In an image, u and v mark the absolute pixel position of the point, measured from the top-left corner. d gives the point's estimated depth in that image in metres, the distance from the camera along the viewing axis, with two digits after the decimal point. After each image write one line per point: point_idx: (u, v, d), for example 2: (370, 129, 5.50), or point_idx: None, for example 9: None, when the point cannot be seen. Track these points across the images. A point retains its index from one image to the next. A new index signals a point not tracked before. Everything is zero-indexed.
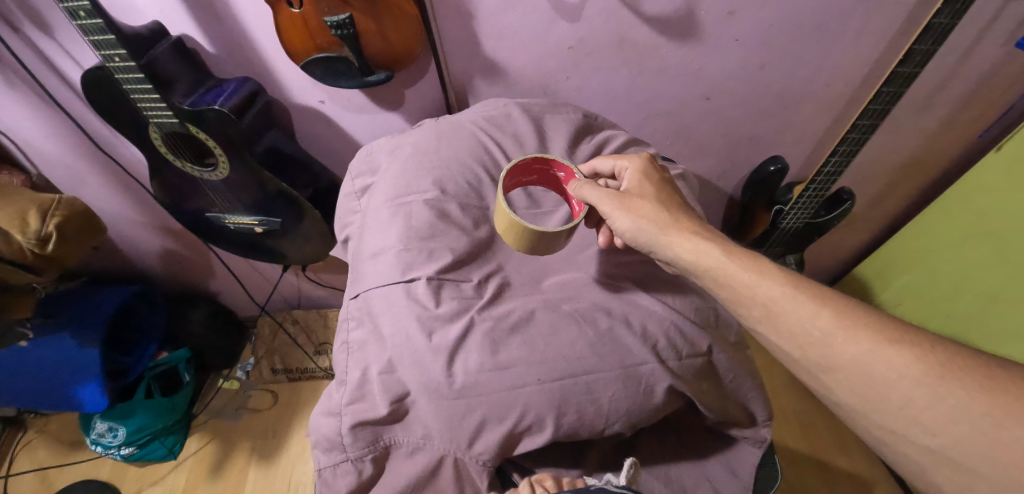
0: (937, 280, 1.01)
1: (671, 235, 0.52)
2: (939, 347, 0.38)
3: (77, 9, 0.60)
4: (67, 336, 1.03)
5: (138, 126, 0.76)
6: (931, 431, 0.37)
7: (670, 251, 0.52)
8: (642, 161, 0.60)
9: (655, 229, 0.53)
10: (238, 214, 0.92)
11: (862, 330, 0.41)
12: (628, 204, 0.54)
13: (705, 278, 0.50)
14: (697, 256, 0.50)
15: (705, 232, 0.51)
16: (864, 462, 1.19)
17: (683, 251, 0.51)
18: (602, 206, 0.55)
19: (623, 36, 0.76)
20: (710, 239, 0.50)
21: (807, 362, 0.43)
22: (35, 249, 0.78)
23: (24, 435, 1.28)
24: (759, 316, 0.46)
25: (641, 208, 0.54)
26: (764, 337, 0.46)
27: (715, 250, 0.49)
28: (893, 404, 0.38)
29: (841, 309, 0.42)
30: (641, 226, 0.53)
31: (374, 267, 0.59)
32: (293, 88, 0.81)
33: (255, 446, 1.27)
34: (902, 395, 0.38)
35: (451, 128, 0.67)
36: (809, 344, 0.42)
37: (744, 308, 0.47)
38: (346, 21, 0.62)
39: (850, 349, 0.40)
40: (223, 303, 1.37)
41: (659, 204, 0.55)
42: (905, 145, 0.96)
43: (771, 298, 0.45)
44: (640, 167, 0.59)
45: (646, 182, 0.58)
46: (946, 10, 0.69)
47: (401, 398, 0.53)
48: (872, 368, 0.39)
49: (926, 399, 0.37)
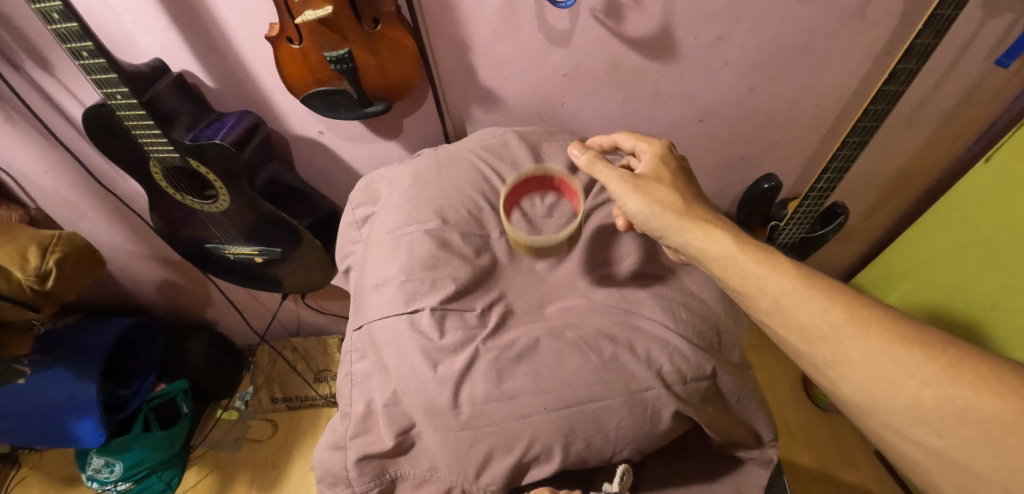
0: (929, 291, 1.02)
1: (684, 222, 0.53)
2: (952, 350, 0.38)
3: (80, 50, 0.61)
4: (63, 370, 1.02)
5: (139, 161, 0.77)
6: (937, 432, 0.37)
7: (681, 238, 0.53)
8: (661, 145, 0.61)
9: (668, 214, 0.54)
10: (238, 244, 0.93)
11: (873, 329, 0.41)
12: (644, 186, 0.56)
13: (714, 267, 0.51)
14: (708, 245, 0.51)
15: (718, 221, 0.52)
16: (872, 475, 1.18)
17: (693, 239, 0.52)
18: (611, 184, 0.58)
19: (615, 62, 0.77)
20: (722, 227, 0.51)
21: (815, 357, 0.43)
22: (35, 286, 0.78)
23: (18, 473, 1.25)
24: (768, 309, 0.46)
25: (655, 191, 0.56)
26: (773, 332, 0.47)
27: (726, 240, 0.50)
28: (900, 403, 0.38)
29: (853, 305, 0.43)
30: (653, 209, 0.55)
31: (377, 296, 0.59)
32: (293, 120, 0.82)
33: (255, 477, 1.25)
34: (910, 394, 0.38)
35: (450, 157, 0.68)
36: (818, 338, 0.43)
37: (753, 300, 0.48)
38: (345, 56, 0.63)
39: (860, 345, 0.41)
40: (222, 332, 1.36)
41: (675, 190, 0.56)
42: (895, 158, 0.98)
43: (781, 290, 0.45)
44: (658, 150, 0.61)
45: (664, 167, 0.59)
46: (928, 30, 0.71)
47: (406, 430, 0.54)
48: (881, 366, 0.40)
49: (934, 398, 0.37)
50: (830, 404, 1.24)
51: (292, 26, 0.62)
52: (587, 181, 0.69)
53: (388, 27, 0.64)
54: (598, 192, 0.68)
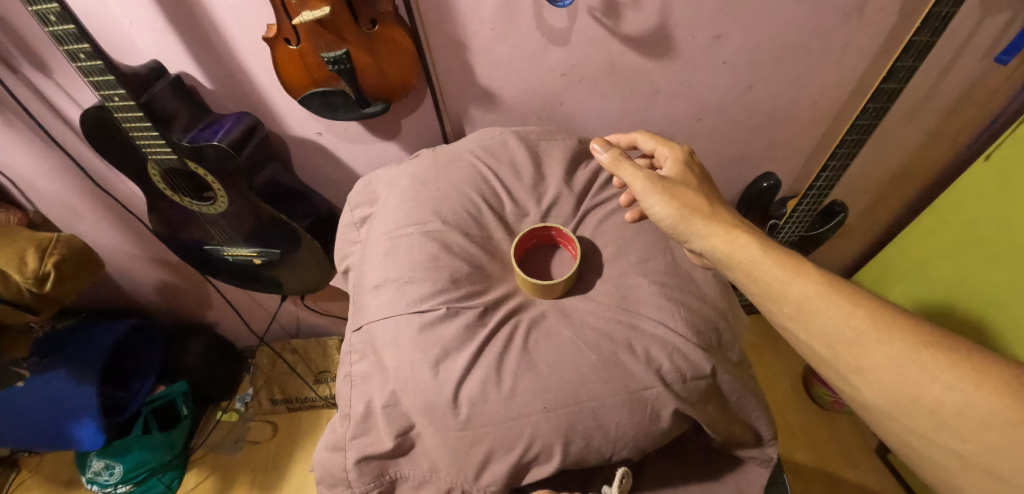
0: (929, 289, 1.02)
1: (711, 226, 0.52)
2: (975, 354, 0.39)
3: (77, 51, 0.60)
4: (62, 372, 1.02)
5: (137, 163, 0.77)
6: (962, 436, 0.37)
7: (707, 243, 0.52)
8: (682, 151, 0.61)
9: (694, 217, 0.53)
10: (236, 246, 0.93)
11: (896, 333, 0.41)
12: (673, 191, 0.55)
13: (739, 272, 0.50)
14: (733, 249, 0.50)
15: (744, 226, 0.52)
16: (873, 473, 1.18)
17: (719, 243, 0.51)
18: (636, 185, 0.56)
19: (614, 62, 0.77)
20: (748, 232, 0.51)
21: (837, 361, 0.43)
22: (33, 289, 0.78)
23: (18, 475, 1.25)
24: (790, 314, 0.46)
25: (684, 196, 0.55)
26: (793, 337, 0.47)
27: (752, 245, 0.50)
28: (924, 408, 0.39)
29: (875, 310, 0.43)
30: (680, 212, 0.54)
31: (376, 298, 0.59)
32: (291, 121, 0.82)
33: (256, 479, 1.25)
34: (934, 399, 0.38)
35: (449, 157, 0.68)
36: (840, 343, 0.43)
37: (775, 305, 0.47)
38: (343, 57, 0.62)
39: (883, 350, 0.41)
40: (221, 334, 1.36)
41: (702, 194, 0.55)
42: (894, 155, 0.98)
43: (804, 295, 0.45)
44: (680, 155, 0.61)
45: (687, 171, 0.59)
46: (926, 27, 0.71)
47: (405, 431, 0.54)
48: (905, 371, 0.40)
49: (958, 403, 0.37)
50: (831, 403, 1.23)
51: (290, 27, 0.61)
52: (584, 181, 0.68)
53: (386, 28, 0.63)
54: (597, 192, 0.67)
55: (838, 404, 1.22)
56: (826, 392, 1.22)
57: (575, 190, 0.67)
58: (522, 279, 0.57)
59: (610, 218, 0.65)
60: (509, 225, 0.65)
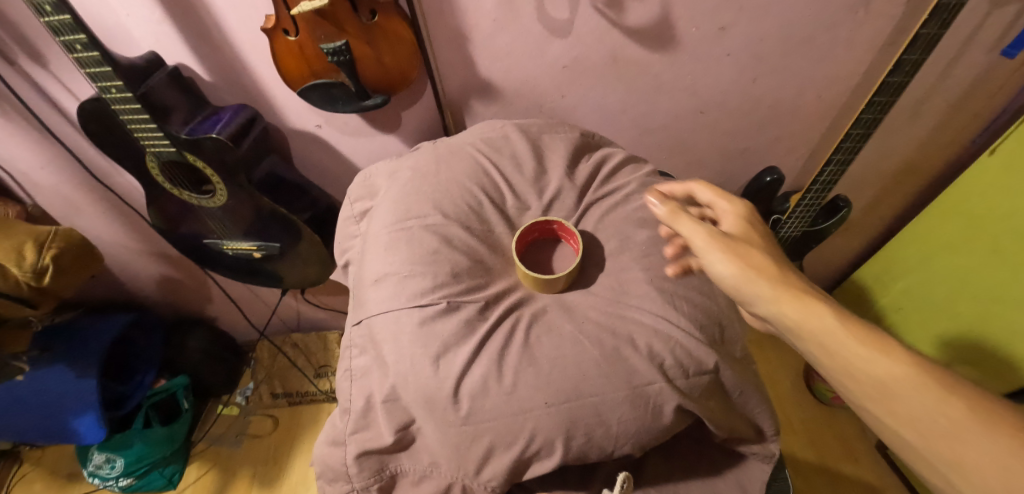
0: (935, 284, 1.03)
1: (780, 291, 0.46)
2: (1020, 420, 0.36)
3: (74, 43, 0.59)
4: (63, 366, 1.02)
5: (135, 155, 0.76)
6: None
7: (769, 308, 0.46)
8: (742, 206, 0.55)
9: (761, 279, 0.46)
10: (235, 239, 0.92)
11: (930, 386, 0.39)
12: (739, 249, 0.48)
13: (796, 334, 0.45)
14: (791, 309, 0.45)
15: (813, 292, 0.46)
16: (873, 469, 1.19)
17: (789, 311, 0.45)
18: (696, 241, 0.49)
19: (616, 54, 0.76)
20: (820, 301, 0.45)
21: (868, 405, 0.42)
22: (32, 282, 0.77)
23: (20, 468, 1.25)
24: (821, 356, 0.44)
25: (751, 256, 0.48)
26: (829, 377, 0.45)
27: (817, 305, 0.44)
28: (952, 464, 0.37)
29: (913, 361, 0.40)
30: (744, 273, 0.47)
31: (376, 292, 0.58)
32: (290, 114, 0.81)
33: (256, 472, 1.25)
34: (965, 459, 0.37)
35: (450, 150, 0.67)
36: (870, 388, 0.41)
37: (811, 349, 0.45)
38: (343, 47, 0.62)
39: (914, 402, 0.39)
40: (221, 327, 1.36)
41: (768, 254, 0.49)
42: (898, 150, 0.97)
43: (833, 337, 0.43)
44: (741, 211, 0.55)
45: (750, 230, 0.53)
46: (934, 20, 0.70)
47: (405, 426, 0.54)
48: (935, 424, 0.38)
49: (990, 465, 0.36)
50: (832, 398, 1.24)
51: (288, 18, 0.61)
52: (588, 175, 0.67)
53: (386, 19, 0.63)
54: (599, 185, 0.66)
55: (839, 399, 1.23)
56: (827, 387, 1.23)
57: (578, 184, 0.65)
58: (523, 273, 0.57)
59: (613, 211, 0.63)
60: (511, 219, 0.64)
